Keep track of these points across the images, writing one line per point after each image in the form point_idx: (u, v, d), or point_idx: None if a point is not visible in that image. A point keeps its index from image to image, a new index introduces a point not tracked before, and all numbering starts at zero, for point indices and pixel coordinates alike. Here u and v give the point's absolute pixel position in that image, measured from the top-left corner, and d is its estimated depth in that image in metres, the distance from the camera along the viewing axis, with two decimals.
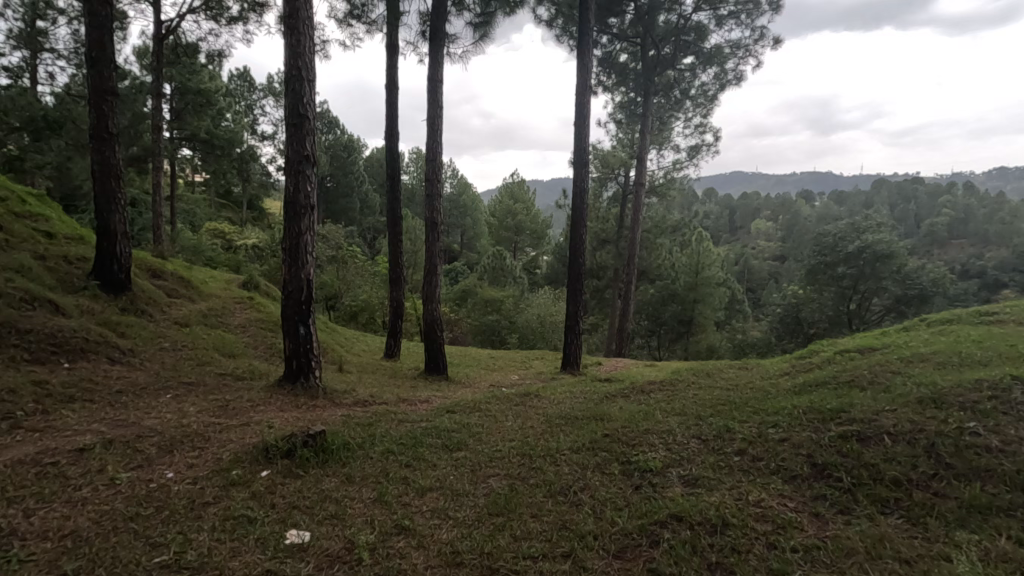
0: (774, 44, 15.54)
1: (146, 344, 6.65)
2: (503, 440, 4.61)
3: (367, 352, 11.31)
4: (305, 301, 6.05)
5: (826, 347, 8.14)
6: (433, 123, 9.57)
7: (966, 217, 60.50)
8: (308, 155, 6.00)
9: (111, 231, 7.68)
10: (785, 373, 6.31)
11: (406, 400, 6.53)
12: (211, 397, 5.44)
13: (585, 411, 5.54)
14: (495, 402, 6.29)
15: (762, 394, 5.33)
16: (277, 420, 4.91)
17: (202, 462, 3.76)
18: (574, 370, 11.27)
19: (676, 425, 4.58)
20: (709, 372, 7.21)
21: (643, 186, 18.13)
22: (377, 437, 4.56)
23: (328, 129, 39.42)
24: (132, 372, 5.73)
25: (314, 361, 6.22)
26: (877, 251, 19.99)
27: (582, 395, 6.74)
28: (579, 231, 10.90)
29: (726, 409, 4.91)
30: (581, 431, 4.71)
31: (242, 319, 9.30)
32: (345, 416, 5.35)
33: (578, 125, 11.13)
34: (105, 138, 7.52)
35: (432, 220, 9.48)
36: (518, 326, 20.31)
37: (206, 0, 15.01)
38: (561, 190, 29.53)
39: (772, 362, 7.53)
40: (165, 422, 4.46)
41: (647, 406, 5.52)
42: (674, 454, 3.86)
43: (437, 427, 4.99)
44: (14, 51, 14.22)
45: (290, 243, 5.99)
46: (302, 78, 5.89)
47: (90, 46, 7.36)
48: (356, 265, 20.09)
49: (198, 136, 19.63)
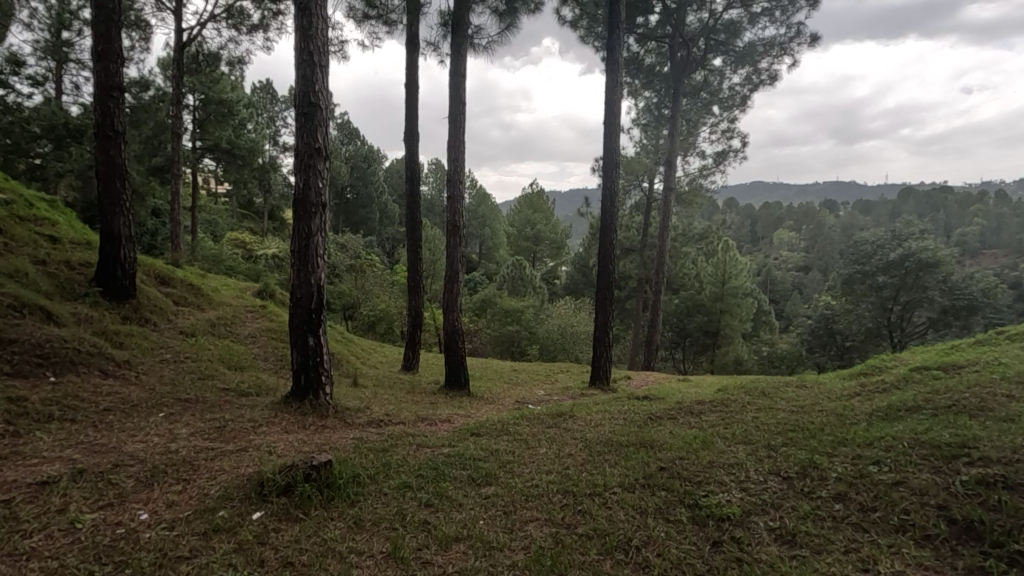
0: (812, 42, 14.78)
1: (145, 355, 6.13)
2: (539, 472, 3.94)
3: (384, 364, 10.72)
4: (315, 308, 5.47)
5: (891, 364, 7.31)
6: (456, 123, 9.00)
7: (998, 228, 58.80)
8: (321, 148, 5.45)
9: (114, 235, 7.22)
10: (857, 393, 5.54)
11: (425, 419, 5.90)
12: (208, 415, 4.86)
13: (628, 436, 4.84)
14: (526, 422, 5.60)
15: (837, 420, 4.56)
16: (281, 445, 4.32)
17: (185, 499, 3.17)
18: (604, 386, 10.53)
19: (744, 457, 3.87)
20: (763, 390, 6.41)
21: (672, 191, 17.39)
22: (393, 468, 3.93)
23: (348, 140, 40.00)
24: (126, 387, 5.19)
25: (324, 375, 5.63)
26: (922, 260, 18.76)
27: (622, 415, 6.02)
28: (609, 237, 10.26)
29: (800, 439, 4.17)
30: (631, 463, 4.02)
31: (253, 328, 8.79)
32: (359, 439, 4.74)
33: (608, 124, 10.53)
34: (110, 136, 7.08)
35: (453, 224, 8.85)
36: (539, 337, 19.63)
37: (229, 8, 14.83)
38: (583, 198, 28.57)
39: (833, 380, 6.72)
40: (151, 446, 3.89)
41: (701, 431, 4.79)
42: (753, 496, 3.15)
43: (461, 454, 4.32)
44: (41, 62, 14.18)
45: (299, 246, 5.43)
46: (314, 63, 5.36)
47: (96, 41, 6.99)
48: (374, 274, 19.67)
49: (220, 145, 19.49)
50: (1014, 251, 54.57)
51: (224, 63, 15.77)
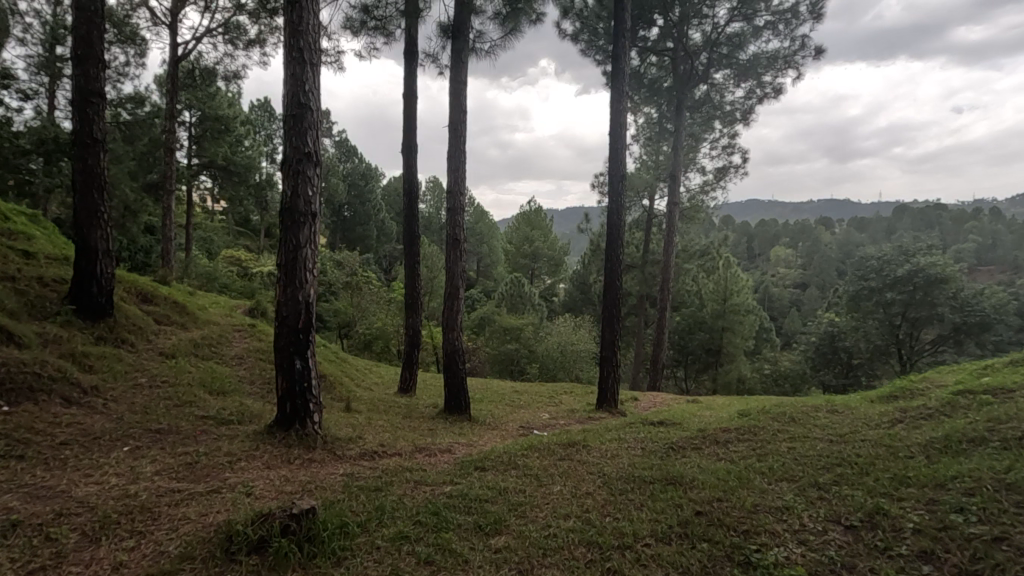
0: (816, 55, 14.56)
1: (117, 380, 5.60)
2: (555, 517, 3.42)
3: (379, 386, 10.16)
4: (303, 328, 4.96)
5: (923, 385, 6.82)
6: (456, 134, 8.60)
7: (993, 244, 59.15)
8: (311, 153, 5.01)
9: (91, 249, 6.73)
10: (900, 420, 5.03)
11: (423, 450, 5.36)
12: (180, 449, 4.31)
13: (652, 470, 4.32)
14: (534, 453, 5.06)
15: (888, 453, 4.05)
16: (260, 485, 3.79)
17: (137, 561, 2.65)
18: (612, 408, 9.99)
19: (793, 500, 3.34)
20: (791, 416, 5.87)
21: (676, 205, 17.03)
22: (387, 513, 3.38)
23: (345, 159, 40.10)
24: (90, 417, 4.65)
25: (312, 402, 5.10)
26: (931, 276, 18.36)
27: (640, 444, 5.47)
28: (615, 253, 9.84)
29: (853, 476, 3.67)
30: (660, 505, 3.49)
31: (241, 349, 8.25)
32: (349, 476, 4.21)
33: (613, 137, 10.17)
34: (88, 143, 6.63)
35: (455, 238, 8.38)
36: (539, 355, 19.08)
37: (225, 23, 14.57)
38: (583, 214, 28.22)
39: (865, 404, 6.20)
40: (105, 490, 3.35)
41: (734, 465, 4.27)
42: (817, 553, 2.68)
43: (465, 494, 3.79)
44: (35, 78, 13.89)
45: (287, 258, 4.95)
46: (305, 61, 4.95)
47: (76, 44, 6.58)
48: (371, 292, 19.19)
49: (215, 161, 19.13)
50: (1011, 268, 54.68)
51: (220, 78, 15.45)
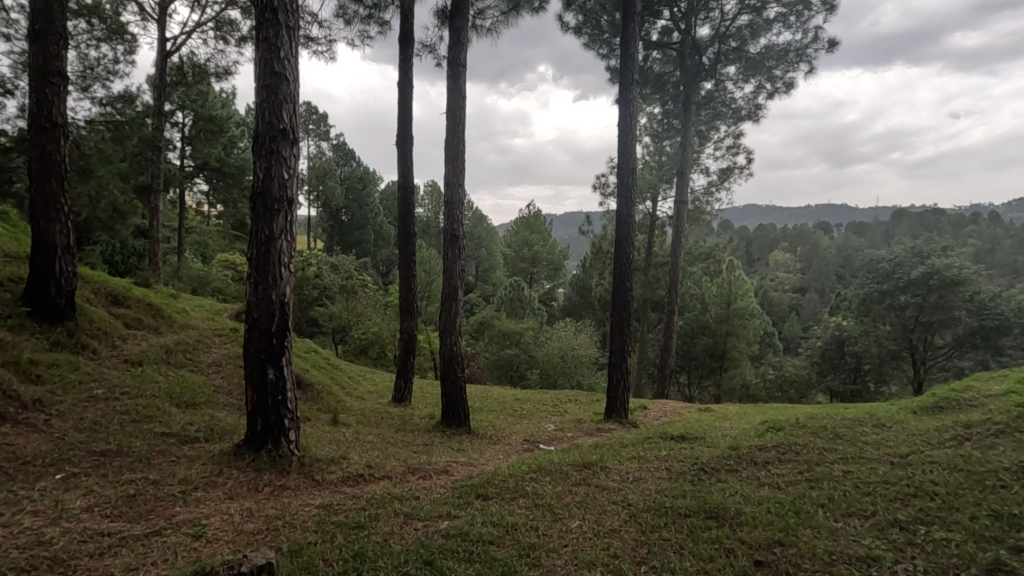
0: (829, 48, 13.93)
1: (67, 394, 4.91)
2: (577, 567, 2.74)
3: (371, 395, 9.47)
4: (276, 329, 4.29)
5: (972, 396, 6.17)
6: (456, 124, 7.95)
7: (994, 248, 58.97)
8: (286, 129, 4.37)
9: (49, 244, 6.00)
10: (967, 439, 4.33)
11: (416, 472, 4.68)
12: (125, 476, 3.63)
13: (689, 500, 3.61)
14: (545, 477, 4.36)
15: (975, 480, 3.37)
16: (216, 522, 3.11)
17: None
18: (621, 419, 9.33)
19: (877, 545, 2.70)
20: (835, 432, 5.14)
21: (683, 205, 16.35)
22: (368, 563, 2.69)
23: (344, 162, 39.42)
24: (24, 437, 3.96)
25: (288, 417, 4.41)
26: (947, 278, 17.70)
27: (665, 464, 4.75)
28: (625, 251, 9.16)
29: (941, 511, 3.00)
30: (707, 550, 2.84)
31: (220, 356, 7.55)
32: (327, 508, 3.50)
33: (624, 130, 9.51)
34: (46, 128, 5.90)
35: (453, 233, 7.68)
36: (539, 361, 18.47)
37: (218, 20, 13.96)
38: (584, 217, 27.58)
39: (914, 418, 5.49)
40: (13, 537, 2.66)
41: (785, 494, 3.57)
42: None
43: (464, 534, 3.08)
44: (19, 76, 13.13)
45: (257, 252, 4.28)
46: (280, 23, 4.30)
47: (34, 18, 5.85)
48: (366, 295, 18.42)
49: (209, 163, 18.47)
50: (1011, 272, 54.32)
51: (212, 76, 14.76)
